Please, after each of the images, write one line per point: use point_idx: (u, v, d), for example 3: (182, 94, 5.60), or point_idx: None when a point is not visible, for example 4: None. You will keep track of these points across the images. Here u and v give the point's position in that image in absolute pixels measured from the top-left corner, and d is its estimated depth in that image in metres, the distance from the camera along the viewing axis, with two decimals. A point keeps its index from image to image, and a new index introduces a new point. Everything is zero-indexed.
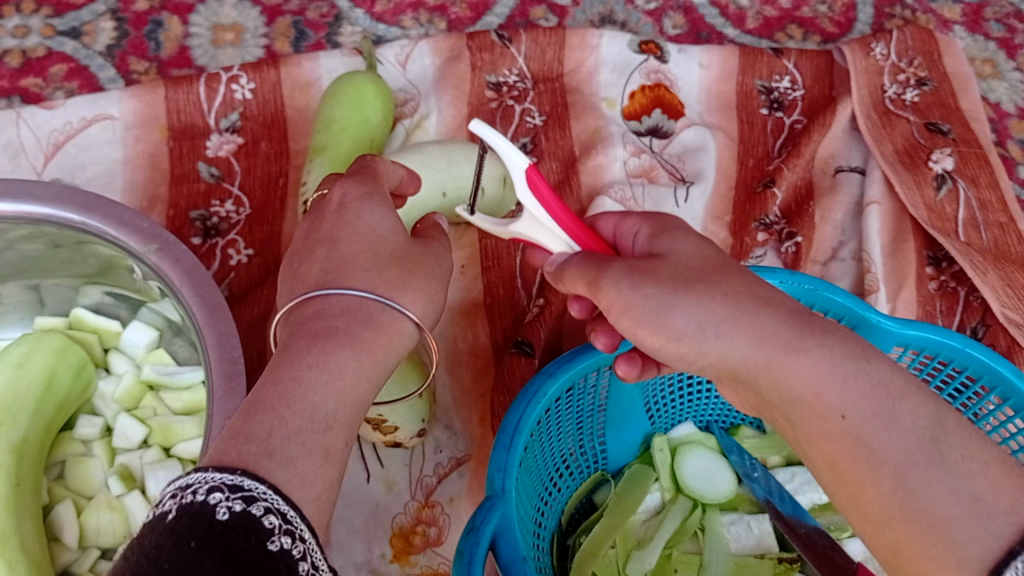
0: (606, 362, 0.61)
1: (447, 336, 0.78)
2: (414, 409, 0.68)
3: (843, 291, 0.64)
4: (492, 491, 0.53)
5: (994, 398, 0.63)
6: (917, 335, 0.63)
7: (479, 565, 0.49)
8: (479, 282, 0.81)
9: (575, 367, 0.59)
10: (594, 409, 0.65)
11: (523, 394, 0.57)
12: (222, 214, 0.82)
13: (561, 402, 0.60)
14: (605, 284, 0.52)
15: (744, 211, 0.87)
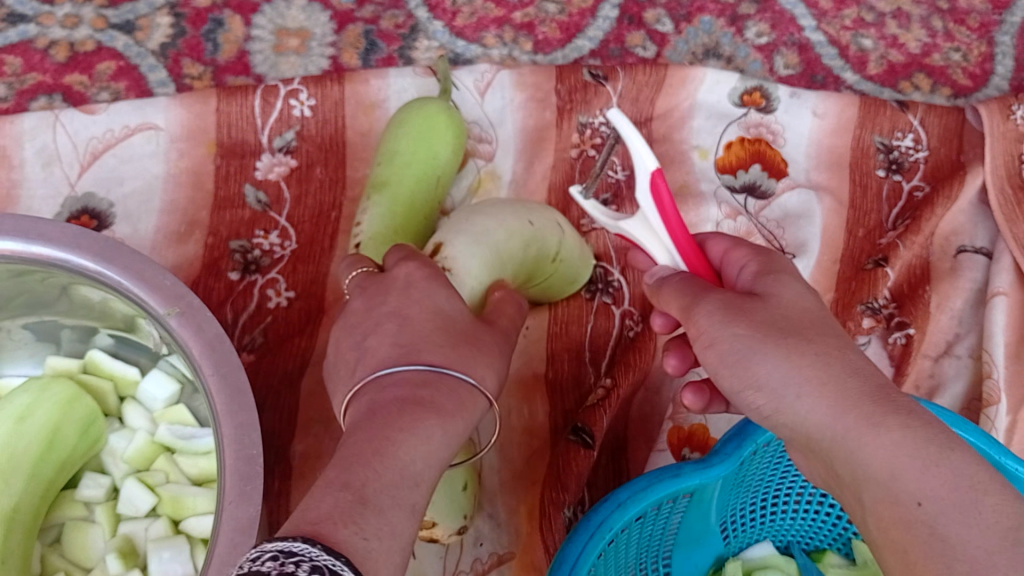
0: (686, 490, 0.51)
1: (501, 408, 0.70)
2: (456, 503, 0.59)
3: (976, 428, 0.59)
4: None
5: None
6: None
7: None
8: (541, 348, 0.72)
9: (649, 497, 0.49)
10: (665, 533, 0.56)
11: (582, 524, 0.49)
12: (265, 247, 0.74)
13: (627, 531, 0.51)
14: (721, 341, 0.45)
15: (848, 290, 0.77)
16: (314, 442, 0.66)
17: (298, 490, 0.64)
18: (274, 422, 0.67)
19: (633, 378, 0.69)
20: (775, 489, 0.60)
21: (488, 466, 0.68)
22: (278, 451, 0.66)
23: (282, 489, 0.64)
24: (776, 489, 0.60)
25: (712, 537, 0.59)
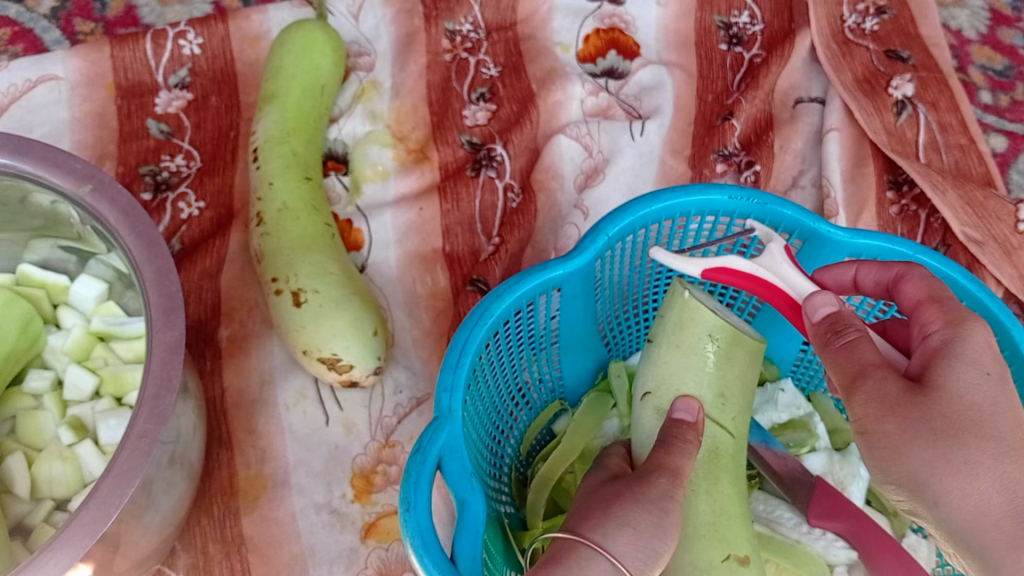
0: (554, 284, 0.59)
1: (406, 281, 0.78)
2: (368, 346, 0.68)
3: (794, 204, 0.62)
4: (439, 411, 0.52)
5: None
6: (868, 244, 0.62)
7: (426, 484, 0.48)
8: (437, 226, 0.80)
9: (521, 289, 0.58)
10: (546, 335, 0.65)
11: (470, 316, 0.56)
12: (172, 169, 0.81)
13: (509, 325, 0.59)
14: (884, 424, 0.42)
15: (703, 143, 0.86)
16: (239, 326, 0.74)
17: (228, 366, 0.72)
18: (199, 312, 0.74)
19: (518, 236, 0.79)
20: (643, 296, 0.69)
21: (398, 328, 0.76)
22: (206, 336, 0.73)
23: (214, 367, 0.72)
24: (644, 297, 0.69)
25: (593, 342, 0.68)
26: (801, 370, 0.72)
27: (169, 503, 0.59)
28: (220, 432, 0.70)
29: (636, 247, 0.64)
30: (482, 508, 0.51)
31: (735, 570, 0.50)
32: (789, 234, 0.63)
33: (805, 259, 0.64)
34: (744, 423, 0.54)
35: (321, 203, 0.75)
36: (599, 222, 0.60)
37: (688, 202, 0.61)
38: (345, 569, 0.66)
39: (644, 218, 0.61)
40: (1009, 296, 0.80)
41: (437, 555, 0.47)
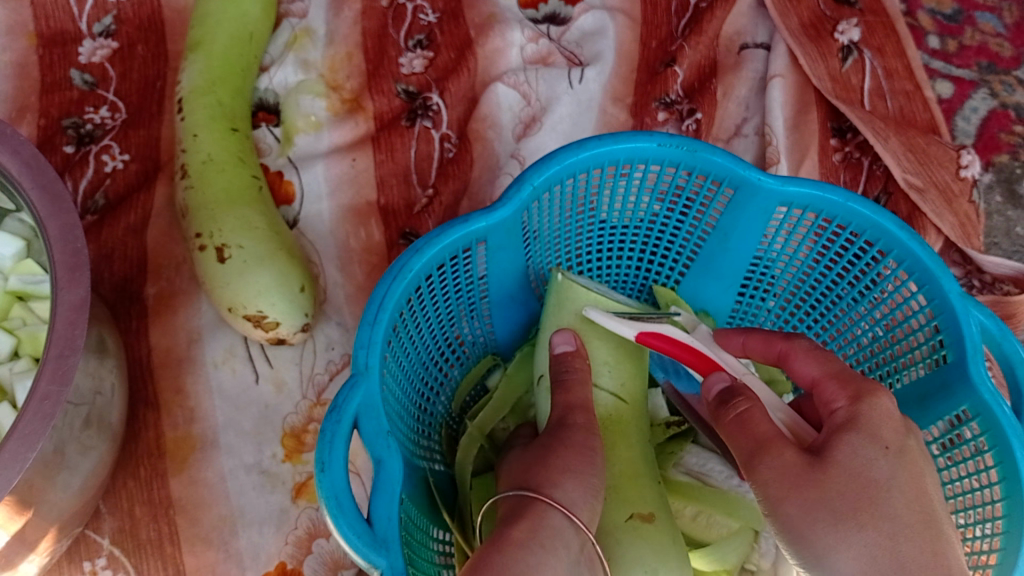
0: (478, 236, 0.58)
1: (339, 235, 0.76)
2: (295, 302, 0.66)
3: (724, 151, 0.61)
4: (356, 367, 0.51)
5: (881, 254, 0.61)
6: (798, 192, 0.61)
7: (341, 441, 0.47)
8: (371, 177, 0.78)
9: (443, 242, 0.56)
10: (475, 289, 0.64)
11: (389, 271, 0.55)
12: (97, 121, 0.78)
13: (433, 279, 0.58)
14: (785, 506, 0.42)
15: (644, 91, 0.84)
16: (166, 284, 0.72)
17: (155, 325, 0.70)
18: (124, 269, 0.72)
19: (453, 186, 0.78)
20: (576, 248, 0.68)
21: (330, 283, 0.75)
22: (132, 295, 0.71)
23: (140, 326, 0.70)
24: (577, 248, 0.68)
25: (524, 295, 0.67)
26: (737, 320, 0.71)
27: (88, 465, 0.59)
28: (146, 393, 0.68)
29: (565, 197, 0.62)
30: (400, 465, 0.50)
31: (640, 527, 0.52)
32: (720, 183, 0.63)
33: (738, 206, 0.63)
34: (634, 386, 0.59)
35: (248, 155, 0.73)
36: (525, 172, 0.58)
37: (616, 150, 0.60)
38: (274, 531, 0.66)
39: (570, 166, 0.59)
40: (948, 247, 0.79)
41: (353, 517, 0.46)
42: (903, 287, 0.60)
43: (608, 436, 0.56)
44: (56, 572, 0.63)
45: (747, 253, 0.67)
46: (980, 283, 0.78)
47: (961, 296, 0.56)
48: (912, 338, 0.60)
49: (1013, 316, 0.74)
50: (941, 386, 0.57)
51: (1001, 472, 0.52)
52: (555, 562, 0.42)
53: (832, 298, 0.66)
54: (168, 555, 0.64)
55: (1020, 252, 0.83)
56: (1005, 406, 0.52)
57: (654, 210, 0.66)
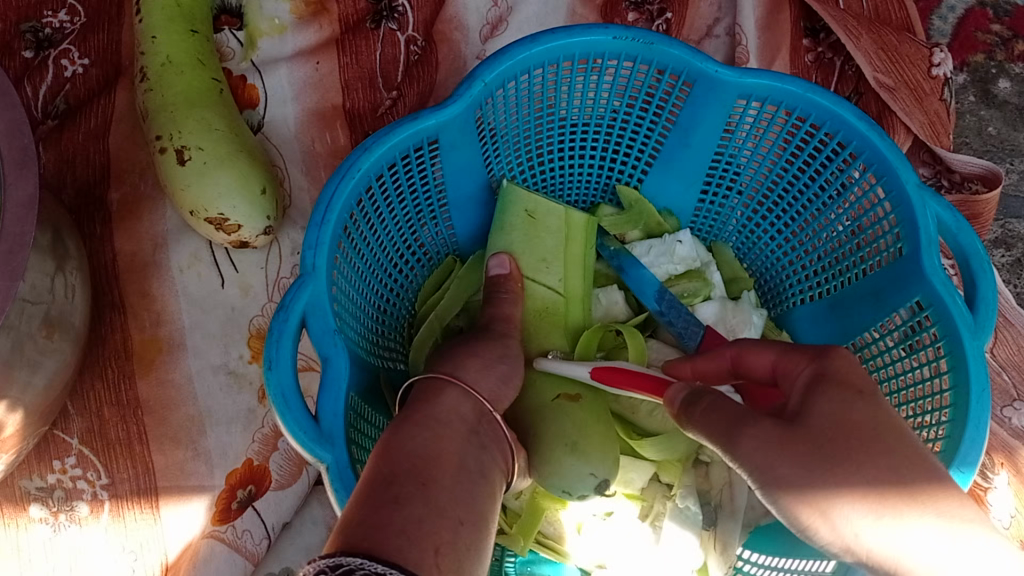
0: (429, 134, 0.57)
1: (304, 139, 0.76)
2: (256, 205, 0.66)
3: (680, 43, 0.60)
4: (303, 268, 0.51)
5: (842, 148, 0.60)
6: (757, 83, 0.60)
7: (288, 340, 0.48)
8: (335, 80, 0.77)
9: (392, 141, 0.55)
10: (432, 192, 0.63)
11: (337, 170, 0.54)
12: (55, 25, 0.76)
13: (385, 179, 0.57)
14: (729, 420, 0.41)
15: None
16: (130, 189, 0.72)
17: (119, 230, 0.70)
18: (87, 175, 0.72)
19: (418, 89, 0.77)
20: (538, 147, 0.67)
21: (296, 188, 0.75)
22: (95, 200, 0.71)
23: (104, 232, 0.70)
24: (538, 147, 0.67)
25: (484, 195, 0.67)
26: (701, 220, 0.71)
27: (50, 367, 0.60)
28: (112, 297, 0.68)
29: (520, 93, 0.61)
30: (348, 361, 0.51)
31: (564, 405, 0.56)
32: (678, 76, 0.62)
33: (698, 101, 0.63)
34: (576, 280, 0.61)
35: (208, 58, 0.72)
36: (475, 68, 0.57)
37: (571, 43, 0.59)
38: (242, 429, 0.67)
39: (524, 61, 0.58)
40: (918, 146, 0.78)
41: (299, 413, 0.47)
42: (862, 181, 0.60)
43: (544, 325, 0.61)
44: (27, 470, 0.64)
45: (709, 149, 0.66)
46: (948, 184, 0.77)
47: (918, 187, 0.56)
48: (871, 232, 0.60)
49: (981, 215, 0.74)
50: (899, 278, 0.58)
51: (950, 361, 0.52)
52: (450, 432, 0.46)
53: (795, 194, 0.66)
54: (137, 454, 0.65)
55: (991, 153, 0.83)
56: (958, 296, 0.53)
57: (615, 105, 0.65)
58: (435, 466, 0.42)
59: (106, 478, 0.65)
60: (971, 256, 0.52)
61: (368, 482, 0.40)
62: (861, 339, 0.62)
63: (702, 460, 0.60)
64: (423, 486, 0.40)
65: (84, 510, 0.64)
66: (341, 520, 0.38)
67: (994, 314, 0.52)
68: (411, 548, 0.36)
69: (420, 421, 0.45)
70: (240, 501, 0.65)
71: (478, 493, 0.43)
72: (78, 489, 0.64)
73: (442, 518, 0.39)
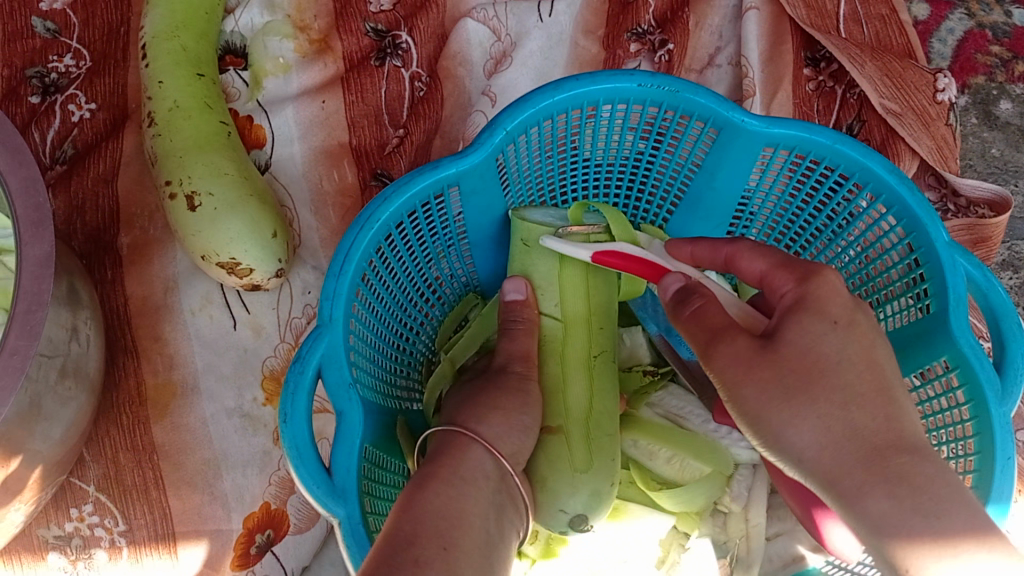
0: (449, 181, 0.58)
1: (312, 177, 0.76)
2: (268, 248, 0.66)
3: (706, 91, 0.60)
4: (321, 319, 0.51)
5: (869, 197, 0.60)
6: (784, 133, 0.60)
7: (303, 394, 0.48)
8: (342, 118, 0.77)
9: (414, 189, 0.56)
10: (453, 233, 0.64)
11: (357, 220, 0.54)
12: (61, 70, 0.77)
13: (404, 227, 0.58)
14: (742, 388, 0.41)
15: (617, 22, 0.81)
16: (140, 233, 0.72)
17: (130, 275, 0.71)
18: (97, 220, 0.72)
19: (425, 126, 0.78)
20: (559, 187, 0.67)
21: (305, 228, 0.75)
22: (105, 245, 0.72)
23: (115, 276, 0.70)
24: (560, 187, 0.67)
25: (506, 238, 0.67)
26: None
27: (67, 416, 0.60)
28: (125, 342, 0.69)
29: (542, 140, 0.62)
30: (363, 416, 0.51)
31: (546, 439, 0.57)
32: (704, 124, 0.62)
33: (723, 145, 0.63)
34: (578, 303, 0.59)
35: (216, 101, 0.72)
36: (496, 116, 0.57)
37: (594, 91, 0.59)
38: (258, 472, 0.67)
39: (546, 109, 0.58)
40: (924, 170, 0.79)
41: (313, 466, 0.47)
42: (889, 232, 0.60)
43: (543, 355, 0.59)
44: (44, 519, 0.65)
45: (734, 192, 0.66)
46: (955, 208, 0.77)
47: (947, 244, 0.55)
48: (896, 283, 0.60)
49: (990, 238, 0.74)
50: (922, 334, 0.57)
51: (976, 427, 0.52)
52: (475, 490, 0.47)
53: (820, 241, 0.65)
54: (154, 500, 0.65)
55: (995, 174, 0.83)
56: (985, 360, 0.52)
57: (639, 150, 0.65)
58: (461, 527, 0.43)
59: (123, 524, 0.65)
60: (1002, 315, 0.53)
61: (389, 538, 0.41)
62: None
63: (720, 509, 0.61)
64: (444, 549, 0.41)
65: (102, 557, 0.64)
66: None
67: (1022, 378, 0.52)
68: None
69: (448, 477, 0.47)
70: (258, 546, 0.66)
71: (490, 557, 0.43)
72: (96, 536, 0.64)
73: None
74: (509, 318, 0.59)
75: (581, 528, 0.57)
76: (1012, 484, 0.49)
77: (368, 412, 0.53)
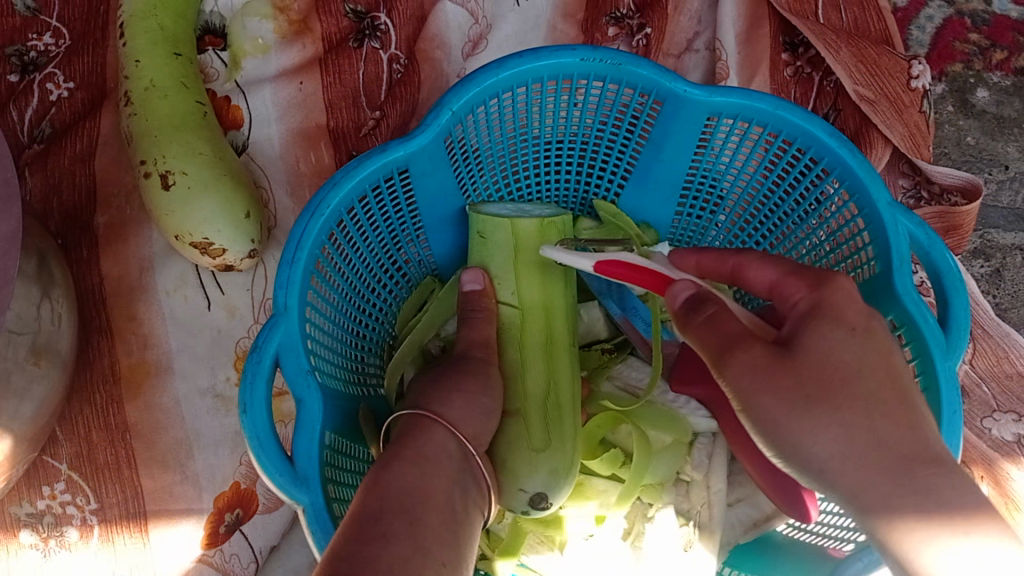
0: (398, 165, 0.58)
1: (289, 159, 0.76)
2: (240, 228, 0.67)
3: (648, 63, 0.60)
4: (275, 308, 0.51)
5: (815, 162, 0.61)
6: (726, 101, 0.60)
7: (262, 381, 0.48)
8: (319, 100, 0.77)
9: (362, 174, 0.56)
10: (405, 218, 0.64)
11: (307, 206, 0.54)
12: (40, 48, 0.77)
13: (356, 211, 0.58)
14: None
15: (596, 5, 0.81)
16: (116, 213, 0.72)
17: (106, 254, 0.71)
18: (73, 199, 0.72)
19: (401, 108, 0.78)
20: (513, 166, 0.67)
21: (281, 209, 0.75)
22: (82, 223, 0.72)
23: (91, 255, 0.71)
24: (514, 166, 0.67)
25: (459, 216, 0.67)
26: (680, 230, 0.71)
27: (37, 395, 0.60)
28: (100, 321, 0.69)
29: (490, 117, 0.62)
30: (322, 404, 0.51)
31: (508, 422, 0.57)
32: (648, 96, 0.62)
33: (669, 118, 0.63)
34: (535, 291, 0.60)
35: (193, 81, 0.72)
36: (442, 97, 0.57)
37: (537, 68, 0.59)
38: (229, 452, 0.68)
39: (491, 87, 0.59)
40: (897, 158, 0.79)
41: (276, 455, 0.47)
42: (834, 195, 0.60)
43: (502, 343, 0.59)
44: (17, 496, 0.65)
45: (682, 165, 0.66)
46: (928, 195, 0.78)
47: (889, 205, 0.56)
48: (845, 245, 0.61)
49: (960, 227, 0.75)
50: (870, 295, 0.58)
51: (925, 382, 0.53)
52: (439, 470, 0.47)
53: (770, 206, 0.66)
54: (126, 478, 0.66)
55: (969, 162, 0.84)
56: (931, 318, 0.53)
57: (587, 123, 0.65)
58: (426, 502, 0.44)
59: (95, 502, 0.65)
60: (945, 275, 0.53)
61: (356, 516, 0.41)
62: None
63: (683, 480, 0.61)
64: (411, 524, 0.41)
65: (73, 535, 0.64)
66: (326, 552, 0.38)
67: (965, 334, 0.53)
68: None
69: (413, 458, 0.47)
70: (227, 525, 0.66)
71: (459, 533, 0.44)
72: (68, 514, 0.65)
73: (427, 556, 0.40)
74: (468, 307, 0.59)
75: (542, 507, 0.56)
76: (959, 433, 0.50)
77: (328, 399, 0.54)
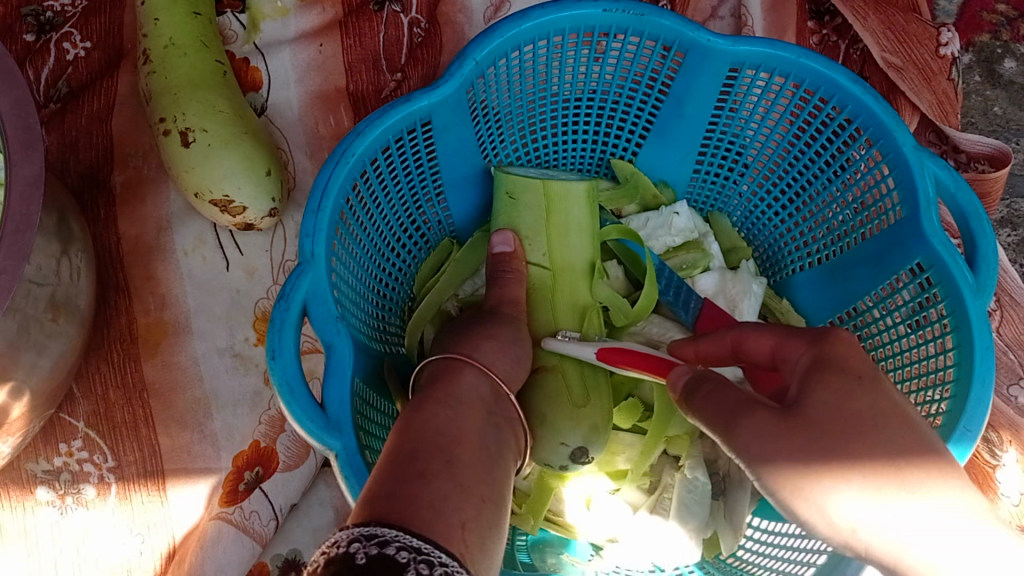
0: (423, 116, 0.57)
1: (308, 121, 0.75)
2: (261, 187, 0.66)
3: (670, 14, 0.59)
4: (302, 256, 0.51)
5: (838, 113, 0.60)
6: (750, 51, 0.60)
7: (291, 329, 0.48)
8: (339, 62, 0.76)
9: (385, 124, 0.55)
10: (427, 176, 0.63)
11: (331, 156, 0.54)
12: (57, 8, 0.76)
13: (379, 164, 0.57)
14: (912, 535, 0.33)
15: None
16: (134, 173, 0.72)
17: (123, 214, 0.70)
18: (91, 157, 0.72)
19: (422, 72, 0.77)
20: (534, 125, 0.66)
21: (300, 171, 0.74)
22: (99, 183, 0.71)
23: (109, 215, 0.70)
24: (534, 125, 0.66)
25: (481, 176, 0.66)
26: (697, 190, 0.70)
27: (56, 349, 0.60)
28: (117, 280, 0.68)
29: (513, 69, 0.61)
30: (352, 348, 0.51)
31: (540, 378, 0.57)
32: (671, 47, 0.61)
33: (691, 72, 0.62)
34: (566, 253, 0.60)
35: (211, 40, 0.71)
36: (465, 47, 0.57)
37: (560, 18, 0.58)
38: (248, 412, 0.67)
39: (514, 38, 0.58)
40: (923, 126, 0.78)
41: (306, 402, 0.47)
42: (858, 145, 0.60)
43: (532, 303, 0.60)
44: (33, 453, 0.64)
45: (702, 121, 0.66)
46: (956, 163, 0.76)
47: (914, 149, 0.55)
48: (869, 197, 0.60)
49: (990, 194, 0.73)
50: (896, 242, 0.58)
51: (954, 322, 0.52)
52: (471, 411, 0.46)
53: (790, 161, 0.65)
54: (143, 436, 0.65)
55: (996, 133, 0.83)
56: (959, 257, 0.53)
57: (608, 77, 0.64)
58: (461, 441, 0.43)
59: (112, 460, 0.64)
60: (970, 214, 0.52)
61: (393, 455, 0.40)
62: (859, 304, 0.62)
63: None
64: (448, 463, 0.41)
65: (90, 493, 0.64)
66: (365, 493, 0.38)
67: (995, 274, 0.52)
68: (439, 522, 0.36)
69: (444, 400, 0.46)
70: (247, 483, 0.65)
71: (498, 479, 0.43)
72: (85, 472, 0.64)
73: (466, 493, 0.39)
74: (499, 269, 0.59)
75: (582, 461, 0.56)
76: (993, 371, 0.49)
77: (355, 348, 0.53)
